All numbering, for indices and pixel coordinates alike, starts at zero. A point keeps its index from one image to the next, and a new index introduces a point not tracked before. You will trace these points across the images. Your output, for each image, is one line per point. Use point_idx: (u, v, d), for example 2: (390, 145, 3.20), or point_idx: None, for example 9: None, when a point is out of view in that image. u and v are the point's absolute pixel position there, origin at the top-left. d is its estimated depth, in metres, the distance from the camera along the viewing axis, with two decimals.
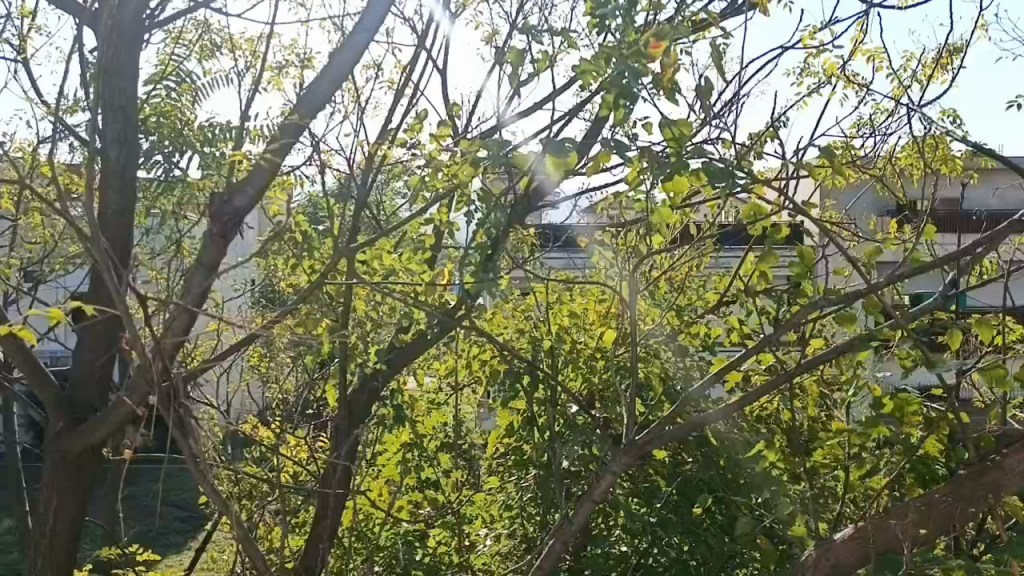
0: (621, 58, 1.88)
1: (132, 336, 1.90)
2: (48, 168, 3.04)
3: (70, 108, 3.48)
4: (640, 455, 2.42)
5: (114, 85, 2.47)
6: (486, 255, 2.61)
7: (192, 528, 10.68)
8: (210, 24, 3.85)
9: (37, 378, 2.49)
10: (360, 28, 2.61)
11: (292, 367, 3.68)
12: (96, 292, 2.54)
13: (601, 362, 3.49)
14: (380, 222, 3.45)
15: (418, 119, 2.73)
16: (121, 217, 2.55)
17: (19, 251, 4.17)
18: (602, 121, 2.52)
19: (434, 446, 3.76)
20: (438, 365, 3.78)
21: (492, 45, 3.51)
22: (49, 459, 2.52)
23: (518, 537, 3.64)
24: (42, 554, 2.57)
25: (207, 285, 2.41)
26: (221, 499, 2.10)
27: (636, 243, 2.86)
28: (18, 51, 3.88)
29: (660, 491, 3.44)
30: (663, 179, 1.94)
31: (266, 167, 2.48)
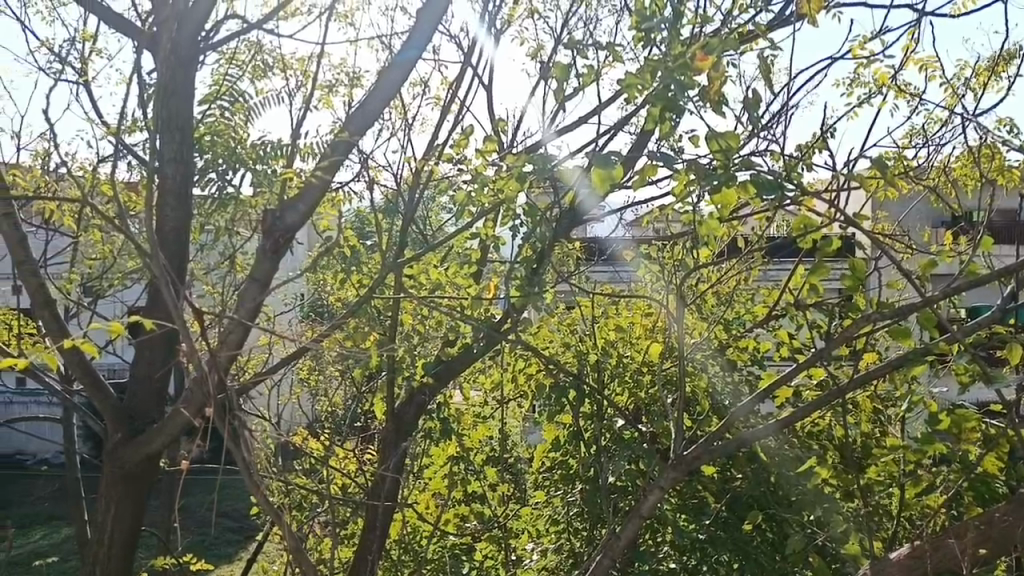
0: (667, 71, 1.88)
1: (189, 349, 1.93)
2: (108, 186, 3.15)
3: (129, 127, 3.60)
4: (688, 470, 2.37)
5: (170, 105, 2.53)
6: (532, 268, 2.62)
7: (244, 538, 10.84)
8: (263, 45, 3.97)
9: (96, 391, 2.55)
10: (408, 46, 2.65)
11: (340, 381, 3.73)
12: (154, 306, 2.60)
13: (648, 376, 3.54)
14: (426, 236, 3.50)
15: (465, 134, 2.76)
16: (178, 234, 2.62)
17: (79, 266, 4.31)
18: (647, 135, 2.52)
19: (480, 460, 3.82)
20: (484, 379, 3.79)
21: (538, 60, 3.55)
22: (108, 469, 2.58)
23: (564, 553, 3.59)
24: (100, 562, 2.62)
25: (260, 299, 2.44)
26: (274, 509, 2.09)
27: (683, 256, 2.85)
28: (80, 74, 4.03)
29: (708, 508, 3.41)
30: (710, 191, 1.93)
31: (316, 184, 2.53)
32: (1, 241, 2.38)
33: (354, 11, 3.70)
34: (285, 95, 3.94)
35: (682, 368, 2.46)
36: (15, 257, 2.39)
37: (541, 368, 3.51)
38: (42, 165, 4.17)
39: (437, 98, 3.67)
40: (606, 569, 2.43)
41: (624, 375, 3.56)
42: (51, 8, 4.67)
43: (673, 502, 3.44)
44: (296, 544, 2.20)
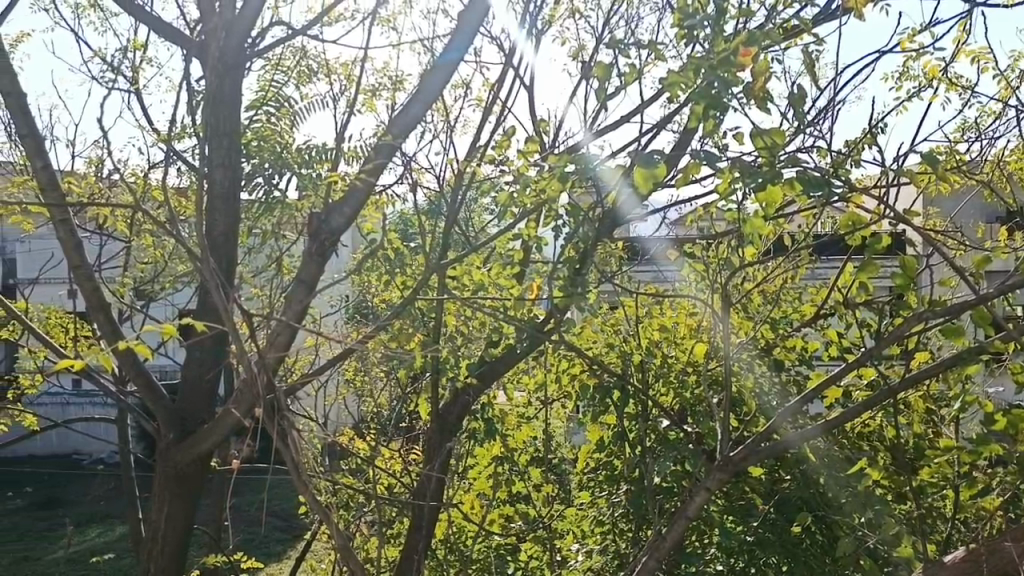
0: (710, 68, 1.87)
1: (238, 350, 1.96)
2: (160, 192, 3.25)
3: (179, 134, 3.68)
4: (735, 471, 2.35)
5: (218, 112, 2.57)
6: (575, 268, 2.62)
7: (293, 537, 11.00)
8: (308, 50, 4.03)
9: (150, 392, 2.62)
10: (450, 48, 2.66)
11: (385, 381, 3.76)
12: (204, 309, 2.65)
13: (694, 377, 3.50)
14: (469, 237, 3.52)
15: (506, 135, 2.77)
16: (227, 238, 2.66)
17: (132, 270, 4.42)
18: (691, 133, 2.50)
19: (525, 461, 3.83)
20: (528, 379, 3.80)
21: (579, 59, 3.54)
22: (160, 468, 2.64)
23: (610, 554, 3.57)
24: (153, 560, 2.68)
25: (307, 301, 2.47)
26: (322, 507, 2.12)
27: (728, 255, 2.82)
28: (131, 82, 4.14)
29: (756, 509, 3.36)
30: (755, 190, 1.91)
31: (361, 186, 2.55)
32: (57, 247, 2.44)
33: (397, 15, 3.73)
34: (329, 100, 3.99)
35: (727, 368, 2.44)
36: (70, 261, 2.44)
37: (585, 368, 3.50)
38: (97, 172, 4.28)
39: (479, 100, 3.68)
40: (652, 570, 2.41)
41: (669, 375, 3.53)
42: (104, 19, 4.80)
43: (720, 504, 3.40)
44: (343, 542, 2.23)
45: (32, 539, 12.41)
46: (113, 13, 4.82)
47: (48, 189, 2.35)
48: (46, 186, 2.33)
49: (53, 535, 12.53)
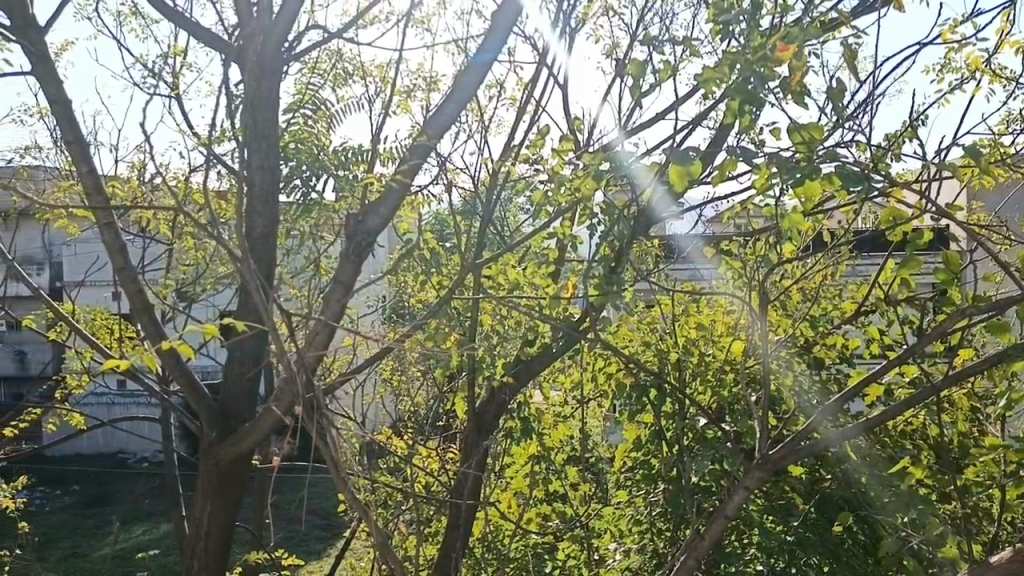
0: (746, 64, 1.86)
1: (277, 349, 1.99)
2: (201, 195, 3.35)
3: (218, 138, 3.75)
4: (774, 470, 2.32)
5: (256, 116, 2.61)
6: (610, 266, 2.62)
7: (333, 535, 11.11)
8: (343, 53, 4.08)
9: (193, 392, 2.66)
10: (483, 48, 2.67)
11: (422, 381, 3.79)
12: (245, 310, 2.70)
13: (732, 375, 3.47)
14: (504, 236, 3.53)
15: (540, 134, 2.77)
16: (266, 240, 2.69)
17: (174, 272, 4.50)
18: (727, 129, 2.48)
19: (562, 460, 3.84)
20: (564, 378, 3.80)
21: (614, 57, 3.53)
22: (204, 467, 2.69)
23: (648, 553, 3.49)
24: (198, 557, 2.74)
25: (345, 301, 2.49)
26: (361, 504, 2.13)
27: (766, 252, 2.80)
28: (172, 88, 4.22)
29: (796, 509, 3.33)
30: (792, 185, 1.88)
31: (397, 187, 2.57)
32: (102, 250, 2.49)
33: (431, 16, 3.76)
34: (365, 101, 4.03)
35: (766, 366, 2.41)
36: (114, 264, 2.50)
37: (622, 367, 3.49)
38: (140, 177, 4.38)
39: (513, 99, 3.69)
40: (690, 569, 2.40)
41: (706, 373, 3.51)
42: (145, 26, 4.90)
43: (759, 503, 3.39)
44: (381, 539, 2.25)
45: (80, 536, 12.71)
46: (153, 21, 4.92)
47: (93, 194, 2.40)
48: (91, 190, 2.38)
49: (101, 533, 12.82)
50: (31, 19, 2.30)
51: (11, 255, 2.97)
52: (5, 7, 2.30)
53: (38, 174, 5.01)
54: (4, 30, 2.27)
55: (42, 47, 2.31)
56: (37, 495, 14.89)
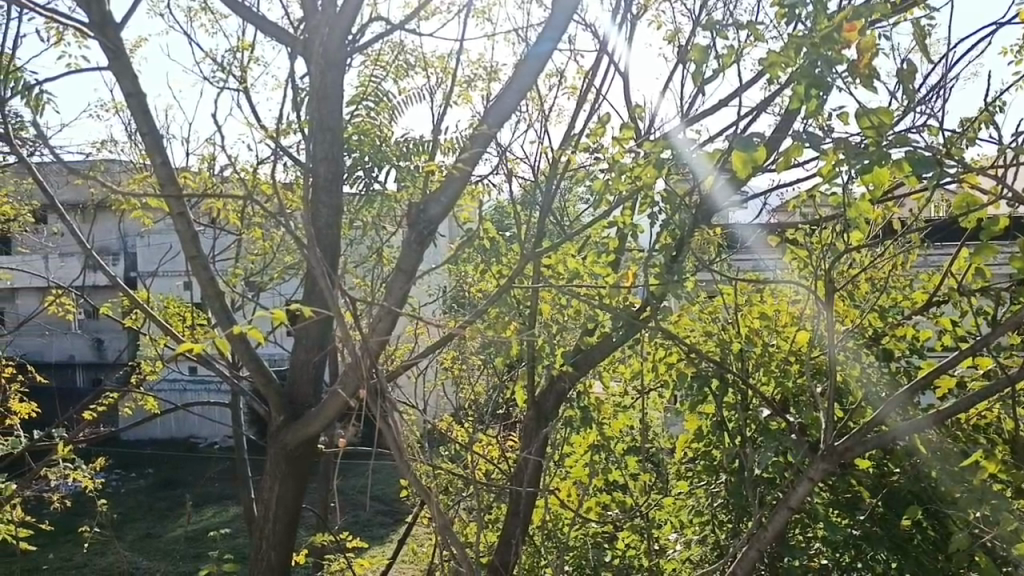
0: (813, 47, 1.83)
1: (343, 335, 2.02)
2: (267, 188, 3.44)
3: (285, 130, 3.84)
4: (839, 463, 2.28)
5: (320, 107, 2.65)
6: (670, 256, 2.64)
7: (395, 522, 11.30)
8: (405, 45, 4.13)
9: (262, 376, 2.72)
10: (543, 37, 2.65)
11: (483, 370, 3.84)
12: (310, 296, 2.76)
13: (796, 366, 3.39)
14: (563, 226, 3.54)
15: (600, 123, 2.76)
16: (330, 230, 2.71)
17: (243, 262, 4.63)
18: (792, 115, 2.44)
19: (621, 450, 3.79)
20: (623, 368, 3.78)
21: (675, 43, 3.50)
22: (272, 450, 2.77)
23: (709, 544, 3.55)
24: (266, 537, 2.82)
25: (408, 288, 2.52)
26: (424, 487, 2.16)
27: (832, 240, 2.74)
28: (240, 82, 4.33)
29: (863, 503, 3.25)
30: (860, 172, 1.85)
31: (458, 176, 2.59)
32: (175, 239, 2.57)
33: (491, 6, 3.78)
34: (426, 92, 4.08)
35: (830, 356, 2.37)
36: (186, 253, 2.58)
37: (682, 357, 3.46)
38: (210, 169, 4.51)
39: (573, 88, 3.70)
40: (752, 561, 2.37)
41: (769, 364, 3.45)
42: (215, 21, 5.04)
43: (824, 497, 3.29)
44: (443, 521, 2.28)
45: (154, 517, 13.18)
46: (221, 16, 5.05)
47: (167, 184, 2.48)
48: (165, 181, 2.45)
49: (173, 514, 13.28)
50: (107, 16, 2.37)
51: (89, 244, 3.07)
52: (83, 4, 2.36)
53: (114, 167, 5.19)
54: (83, 27, 2.33)
55: (118, 42, 2.37)
56: (114, 476, 15.49)
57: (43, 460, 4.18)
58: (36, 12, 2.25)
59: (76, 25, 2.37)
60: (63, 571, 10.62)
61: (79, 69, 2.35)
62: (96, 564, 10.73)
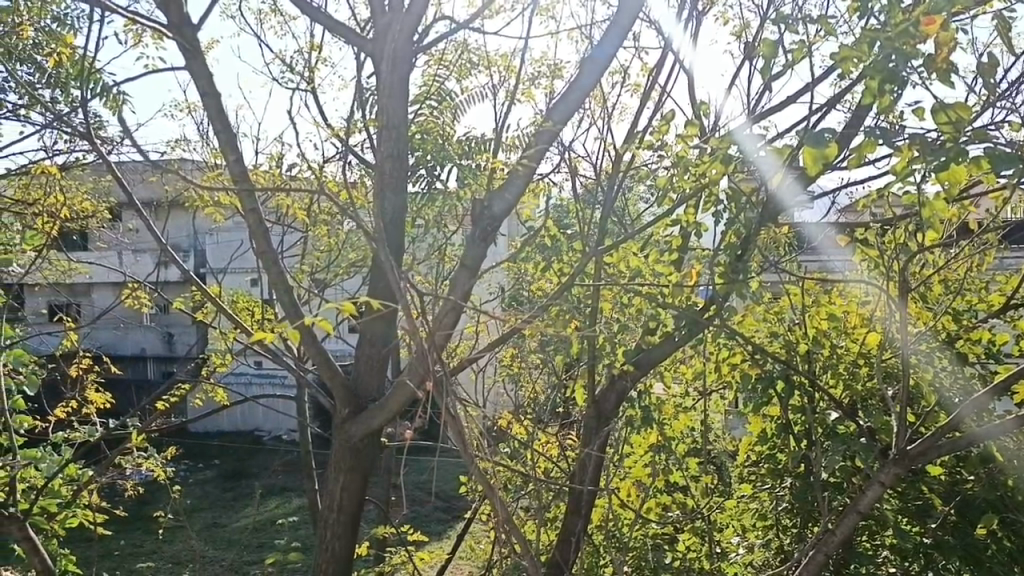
0: (886, 41, 1.78)
1: (409, 327, 2.03)
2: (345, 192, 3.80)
3: (350, 129, 3.91)
4: (912, 467, 2.21)
5: (386, 105, 2.68)
6: (735, 255, 2.61)
7: (454, 517, 11.41)
8: (468, 45, 4.17)
9: (329, 370, 2.77)
10: (609, 34, 2.63)
11: (544, 369, 3.86)
12: (378, 291, 2.82)
13: (866, 368, 3.32)
14: (625, 225, 3.54)
15: (664, 120, 2.73)
16: (396, 227, 2.74)
17: (309, 258, 4.73)
18: (864, 110, 2.38)
19: (682, 451, 3.68)
20: (685, 370, 3.72)
21: (743, 39, 3.46)
22: (338, 443, 2.81)
23: (773, 549, 3.55)
24: (330, 527, 2.87)
25: (472, 283, 2.53)
26: (488, 481, 2.14)
27: (905, 239, 2.68)
28: (308, 81, 4.43)
29: (934, 510, 3.13)
30: (935, 169, 1.78)
31: (522, 173, 2.59)
32: (246, 235, 2.64)
33: (554, 4, 3.78)
34: (489, 91, 4.10)
35: (902, 357, 2.25)
36: (257, 248, 2.64)
37: (747, 357, 3.40)
38: (278, 167, 4.61)
39: (637, 86, 3.68)
40: (819, 564, 2.29)
41: (838, 366, 3.37)
42: (284, 22, 5.16)
43: (893, 503, 3.20)
44: (506, 515, 2.27)
45: (220, 506, 13.52)
46: (290, 17, 5.16)
47: (239, 181, 2.54)
48: (238, 177, 2.52)
49: (238, 504, 13.61)
50: (184, 17, 2.44)
51: (164, 239, 3.15)
52: (162, 5, 2.44)
53: (186, 165, 5.33)
54: (161, 28, 2.41)
55: (195, 43, 2.44)
56: (182, 466, 15.94)
57: (119, 448, 4.32)
58: (118, 15, 2.33)
59: (155, 26, 2.44)
60: (134, 557, 10.96)
61: (158, 68, 2.42)
62: (164, 551, 11.05)
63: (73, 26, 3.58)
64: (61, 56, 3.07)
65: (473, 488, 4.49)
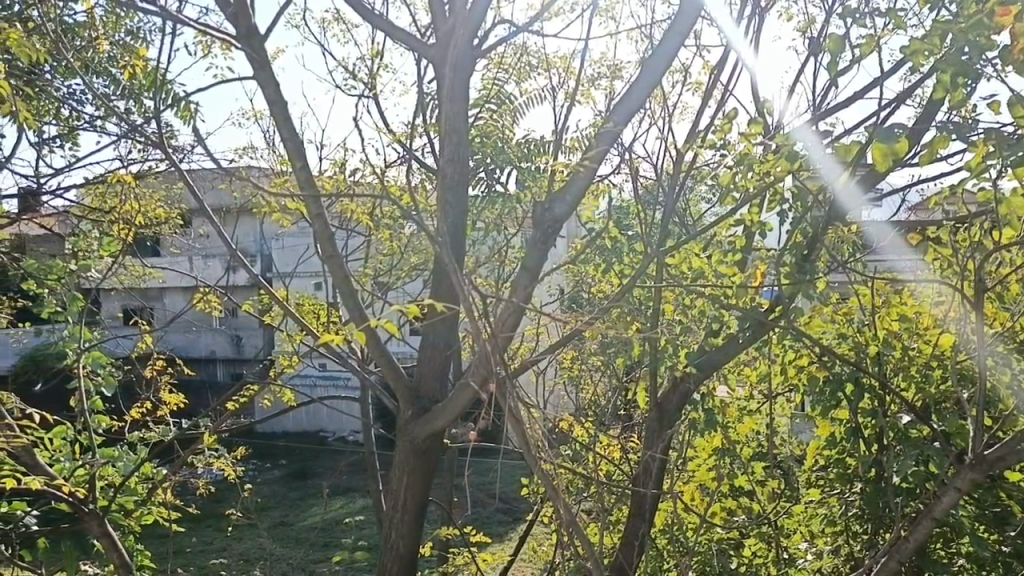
0: (959, 33, 1.74)
1: (474, 328, 2.04)
2: (407, 195, 3.87)
3: (412, 134, 3.96)
4: (990, 471, 2.14)
5: (447, 110, 2.69)
6: (802, 255, 2.57)
7: (515, 519, 11.44)
8: (528, 48, 4.20)
9: (393, 372, 2.81)
10: (670, 32, 2.60)
11: (605, 371, 3.85)
12: (440, 294, 2.85)
13: (939, 371, 3.22)
14: (686, 225, 3.51)
15: (726, 118, 2.69)
16: (456, 231, 2.76)
17: (373, 262, 4.81)
18: (936, 104, 2.31)
19: (748, 454, 3.63)
20: (749, 372, 3.67)
21: (807, 35, 3.40)
22: (400, 443, 2.84)
23: (843, 555, 3.42)
24: (394, 526, 2.91)
25: (533, 286, 2.53)
26: (553, 483, 2.13)
27: (981, 237, 2.59)
28: (370, 87, 4.51)
29: (1014, 517, 3.06)
30: (1013, 164, 1.73)
31: (583, 174, 2.58)
32: (313, 240, 2.70)
33: (614, 4, 3.77)
34: (548, 93, 4.12)
35: (979, 359, 2.21)
36: (323, 252, 2.69)
37: (814, 359, 3.32)
38: (341, 172, 4.70)
39: (698, 85, 3.65)
40: (893, 572, 2.28)
41: (910, 368, 3.27)
42: (346, 30, 5.26)
43: (969, 510, 3.09)
44: (570, 517, 2.26)
45: (287, 506, 13.81)
46: (353, 25, 5.26)
47: (306, 187, 2.60)
48: (304, 183, 2.58)
49: (304, 504, 13.88)
50: (253, 28, 2.50)
51: (234, 245, 3.24)
52: (232, 17, 2.51)
53: (253, 172, 5.47)
54: (231, 38, 2.48)
55: (263, 53, 2.51)
56: (250, 466, 16.33)
57: (191, 448, 4.44)
58: (191, 28, 2.41)
59: (226, 37, 2.51)
60: (205, 554, 11.28)
61: (228, 78, 2.50)
62: (234, 549, 11.33)
63: (146, 38, 3.72)
64: (136, 68, 3.17)
65: (535, 491, 4.50)
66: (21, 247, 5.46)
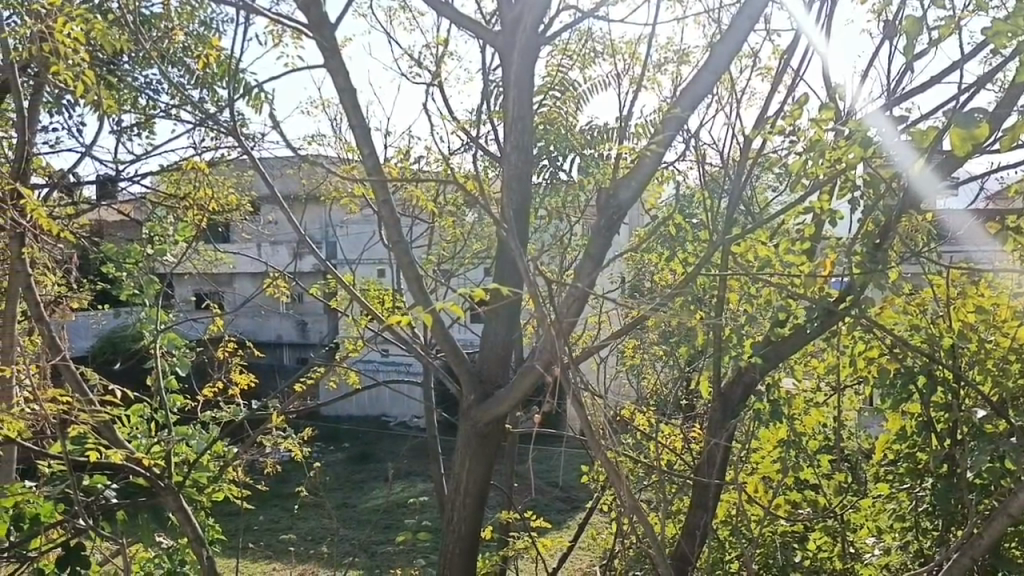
0: None
1: (538, 314, 2.05)
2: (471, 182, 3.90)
3: (476, 121, 3.99)
4: None
5: (512, 96, 2.70)
6: (874, 244, 2.51)
7: (573, 507, 11.46)
8: (593, 33, 4.17)
9: (456, 357, 2.84)
10: (740, 15, 2.53)
11: (667, 360, 3.82)
12: (505, 279, 2.87)
13: (1017, 365, 3.11)
14: (752, 213, 3.45)
15: (797, 103, 2.63)
16: (519, 217, 2.77)
17: (436, 249, 4.86)
18: (1020, 87, 2.21)
19: (814, 446, 3.56)
20: (817, 363, 3.59)
21: (882, 17, 3.29)
22: (463, 428, 2.87)
23: (912, 553, 3.39)
24: (456, 509, 2.95)
25: (597, 273, 2.52)
26: (615, 471, 2.13)
27: None
28: (435, 75, 4.53)
29: None
30: None
31: (649, 161, 2.55)
32: (379, 225, 2.74)
33: None
34: (613, 79, 4.09)
35: None
36: (389, 238, 2.73)
37: (885, 351, 3.24)
38: (406, 160, 4.75)
39: (768, 70, 3.57)
40: (965, 569, 2.20)
41: (986, 362, 3.18)
42: (412, 17, 5.28)
43: None
44: (632, 504, 2.26)
45: (350, 488, 14.11)
46: (418, 13, 5.28)
47: (373, 173, 2.64)
48: (371, 170, 2.62)
49: (366, 486, 14.15)
50: (323, 17, 2.55)
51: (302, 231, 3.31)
52: (302, 6, 2.56)
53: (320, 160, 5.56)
54: (302, 28, 2.53)
55: (332, 41, 2.55)
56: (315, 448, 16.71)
57: (261, 428, 4.55)
58: (264, 17, 2.46)
59: (296, 26, 2.56)
60: (272, 532, 11.64)
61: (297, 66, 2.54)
62: (299, 527, 11.66)
63: (219, 28, 3.81)
64: (209, 58, 3.25)
65: (595, 478, 4.50)
66: (100, 232, 5.64)
